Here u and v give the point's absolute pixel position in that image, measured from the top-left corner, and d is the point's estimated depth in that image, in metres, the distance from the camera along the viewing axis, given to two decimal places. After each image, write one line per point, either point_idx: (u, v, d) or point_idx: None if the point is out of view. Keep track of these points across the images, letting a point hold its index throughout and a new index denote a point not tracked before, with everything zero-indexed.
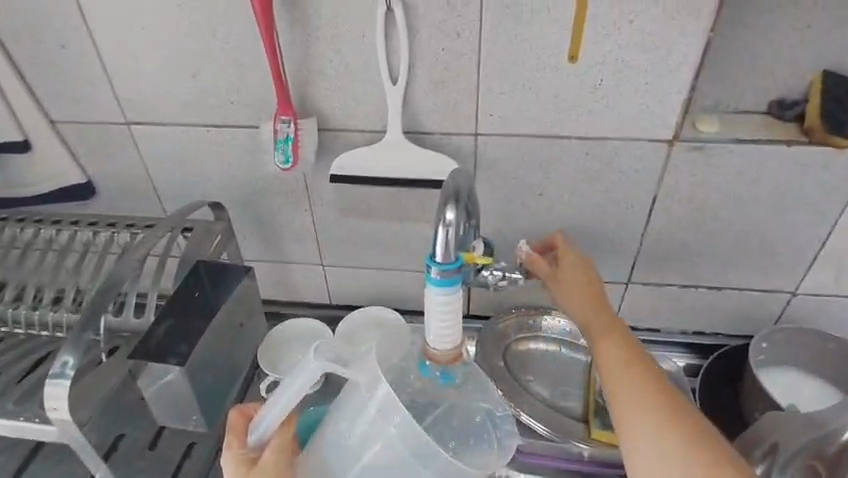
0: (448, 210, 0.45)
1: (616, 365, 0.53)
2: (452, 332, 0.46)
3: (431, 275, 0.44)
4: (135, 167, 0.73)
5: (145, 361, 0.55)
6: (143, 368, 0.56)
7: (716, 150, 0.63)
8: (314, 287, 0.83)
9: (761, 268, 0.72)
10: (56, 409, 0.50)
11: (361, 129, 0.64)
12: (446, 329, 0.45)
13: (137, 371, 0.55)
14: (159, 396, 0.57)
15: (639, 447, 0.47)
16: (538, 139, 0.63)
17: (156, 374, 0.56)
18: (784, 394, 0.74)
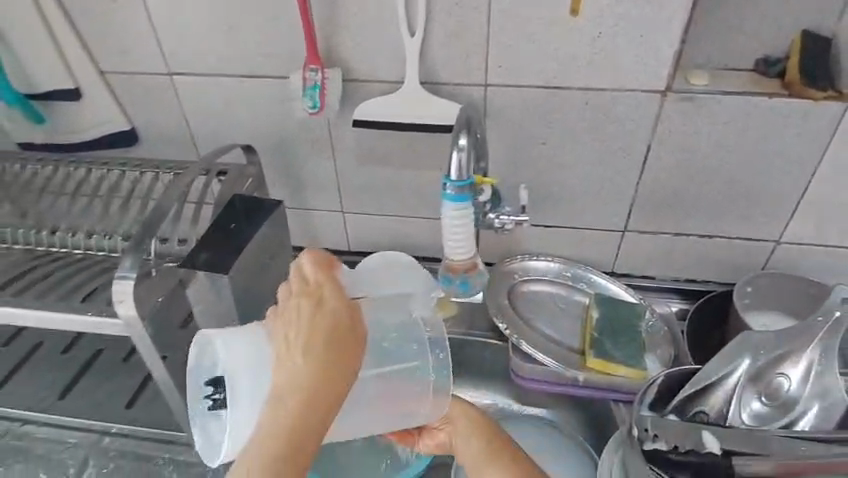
0: (461, 137, 0.54)
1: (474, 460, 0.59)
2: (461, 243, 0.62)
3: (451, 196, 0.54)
4: (175, 116, 0.80)
5: (195, 271, 0.63)
6: (192, 277, 0.63)
7: (705, 101, 0.68)
8: (334, 234, 0.89)
9: (747, 216, 0.78)
10: (123, 302, 0.58)
11: (381, 80, 0.71)
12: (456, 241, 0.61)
13: (187, 279, 0.63)
14: (203, 307, 0.65)
15: None
16: (542, 90, 0.70)
17: (202, 284, 0.63)
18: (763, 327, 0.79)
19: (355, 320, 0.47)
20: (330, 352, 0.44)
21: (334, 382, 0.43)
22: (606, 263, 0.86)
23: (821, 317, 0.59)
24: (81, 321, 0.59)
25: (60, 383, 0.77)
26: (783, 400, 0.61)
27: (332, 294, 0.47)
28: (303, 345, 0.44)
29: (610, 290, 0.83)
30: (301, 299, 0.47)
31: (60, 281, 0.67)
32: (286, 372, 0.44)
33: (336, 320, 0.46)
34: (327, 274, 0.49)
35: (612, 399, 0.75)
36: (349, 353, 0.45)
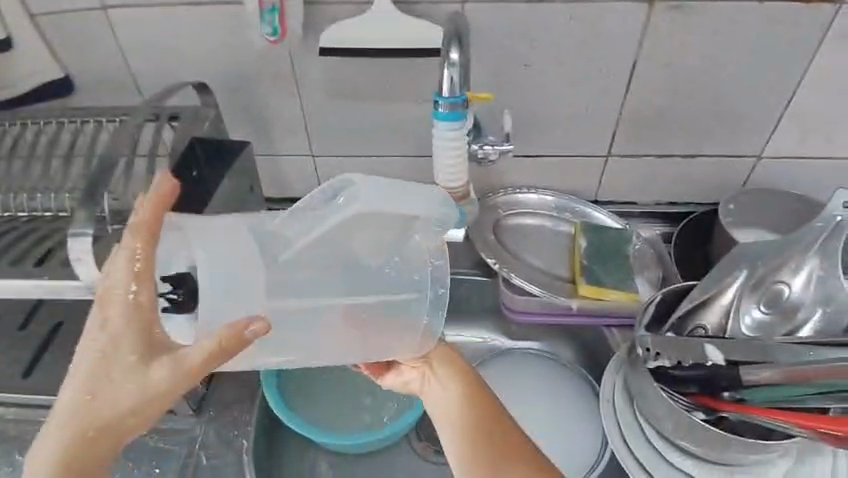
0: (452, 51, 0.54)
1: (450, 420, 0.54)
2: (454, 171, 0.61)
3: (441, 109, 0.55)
4: (113, 57, 0.71)
5: None
6: None
7: (693, 10, 0.65)
8: (305, 180, 0.83)
9: (731, 131, 0.77)
10: (80, 261, 0.53)
11: (348, 0, 0.64)
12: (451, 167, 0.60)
13: None
14: None
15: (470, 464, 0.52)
16: (524, 3, 0.64)
17: None
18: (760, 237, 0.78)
19: (180, 369, 0.40)
20: (90, 395, 0.40)
21: (118, 422, 0.41)
22: (590, 191, 0.84)
23: (820, 222, 0.59)
24: (41, 287, 0.54)
25: (27, 358, 0.72)
26: (786, 306, 0.61)
27: (133, 326, 0.40)
28: (81, 372, 0.41)
29: (595, 217, 0.82)
30: (99, 312, 0.41)
31: (8, 247, 0.60)
32: (75, 393, 0.41)
33: (117, 360, 0.40)
34: (141, 299, 0.41)
35: (604, 326, 0.75)
36: (144, 403, 0.41)
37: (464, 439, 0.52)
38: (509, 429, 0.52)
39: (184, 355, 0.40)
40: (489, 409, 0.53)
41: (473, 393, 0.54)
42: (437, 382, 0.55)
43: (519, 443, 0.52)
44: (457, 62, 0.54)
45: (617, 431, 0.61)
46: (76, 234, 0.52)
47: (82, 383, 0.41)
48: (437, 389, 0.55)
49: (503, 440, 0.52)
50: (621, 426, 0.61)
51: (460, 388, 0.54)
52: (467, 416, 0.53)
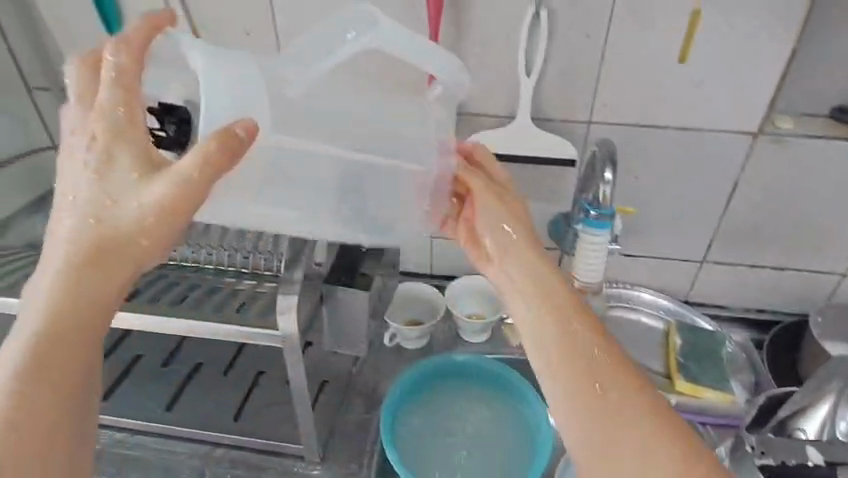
0: (606, 170, 0.66)
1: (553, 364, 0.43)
2: (592, 269, 0.71)
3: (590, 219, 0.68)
4: None
5: (336, 287, 0.66)
6: (332, 293, 0.66)
7: (791, 144, 0.74)
8: (419, 256, 0.93)
9: (821, 250, 0.83)
10: (285, 314, 0.58)
11: (492, 114, 0.76)
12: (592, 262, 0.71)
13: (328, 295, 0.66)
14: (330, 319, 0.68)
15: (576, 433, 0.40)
16: (642, 127, 0.75)
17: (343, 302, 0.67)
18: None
19: (171, 186, 0.38)
20: (87, 214, 0.39)
21: (123, 246, 0.39)
22: (681, 291, 0.91)
23: None
24: (228, 330, 0.60)
25: (167, 394, 0.79)
26: None
27: (125, 144, 0.40)
28: (74, 201, 0.39)
29: (688, 318, 0.88)
30: (79, 129, 0.41)
31: (205, 298, 0.66)
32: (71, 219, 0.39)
33: (116, 184, 0.39)
34: (119, 115, 0.40)
35: (700, 423, 0.77)
36: (142, 225, 0.39)
37: (547, 316, 0.44)
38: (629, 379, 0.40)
39: (170, 169, 0.39)
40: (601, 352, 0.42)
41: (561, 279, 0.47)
42: (523, 249, 0.50)
43: (614, 349, 0.42)
44: (611, 181, 0.66)
45: None
46: (285, 292, 0.58)
47: (80, 203, 0.39)
48: (525, 315, 0.45)
49: (597, 345, 0.42)
50: None
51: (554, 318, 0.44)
52: (554, 294, 0.45)
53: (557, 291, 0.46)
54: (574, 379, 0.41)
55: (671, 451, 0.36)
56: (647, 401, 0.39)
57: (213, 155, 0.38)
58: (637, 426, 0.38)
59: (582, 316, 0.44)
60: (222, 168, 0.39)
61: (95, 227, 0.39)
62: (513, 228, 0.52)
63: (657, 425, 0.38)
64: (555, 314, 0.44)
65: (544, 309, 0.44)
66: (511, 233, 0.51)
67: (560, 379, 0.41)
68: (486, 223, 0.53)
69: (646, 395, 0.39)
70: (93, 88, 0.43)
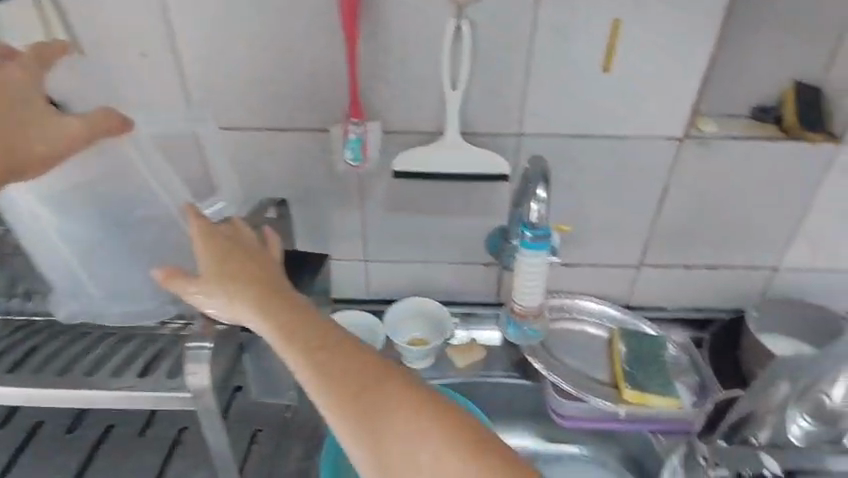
0: (540, 190, 0.64)
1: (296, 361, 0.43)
2: (531, 295, 0.71)
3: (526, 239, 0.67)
4: (199, 169, 0.76)
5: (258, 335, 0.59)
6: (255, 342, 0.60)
7: (716, 147, 0.75)
8: (356, 281, 0.88)
9: (751, 246, 0.84)
10: (195, 374, 0.51)
11: (419, 130, 0.72)
12: (530, 287, 0.70)
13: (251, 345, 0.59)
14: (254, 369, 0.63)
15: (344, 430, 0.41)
16: (572, 136, 0.74)
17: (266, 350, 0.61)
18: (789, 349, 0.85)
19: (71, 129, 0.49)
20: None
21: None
22: (623, 296, 0.90)
23: None
24: (144, 397, 0.53)
25: (75, 462, 0.69)
26: (829, 416, 0.64)
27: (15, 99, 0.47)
28: None
29: (631, 324, 0.87)
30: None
31: (101, 364, 0.60)
32: None
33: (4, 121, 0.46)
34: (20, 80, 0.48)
35: (649, 430, 0.78)
36: (39, 149, 0.48)
37: (302, 359, 0.43)
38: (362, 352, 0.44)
39: (65, 123, 0.49)
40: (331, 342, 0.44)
41: (300, 312, 0.46)
42: (255, 298, 0.47)
43: (375, 358, 0.44)
44: (545, 200, 0.64)
45: None
46: (195, 346, 0.51)
47: None
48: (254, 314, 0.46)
49: (357, 368, 0.42)
50: None
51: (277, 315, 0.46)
52: (296, 333, 0.44)
53: (302, 327, 0.45)
54: (349, 410, 0.41)
55: (452, 445, 0.40)
56: (422, 401, 0.42)
57: (105, 129, 0.52)
58: (415, 431, 0.40)
59: (338, 341, 0.44)
60: (95, 134, 0.51)
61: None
62: (246, 275, 0.49)
63: (434, 425, 0.41)
64: (308, 350, 0.43)
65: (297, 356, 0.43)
66: (230, 291, 0.48)
67: (334, 418, 0.41)
68: (218, 280, 0.49)
69: (418, 395, 0.42)
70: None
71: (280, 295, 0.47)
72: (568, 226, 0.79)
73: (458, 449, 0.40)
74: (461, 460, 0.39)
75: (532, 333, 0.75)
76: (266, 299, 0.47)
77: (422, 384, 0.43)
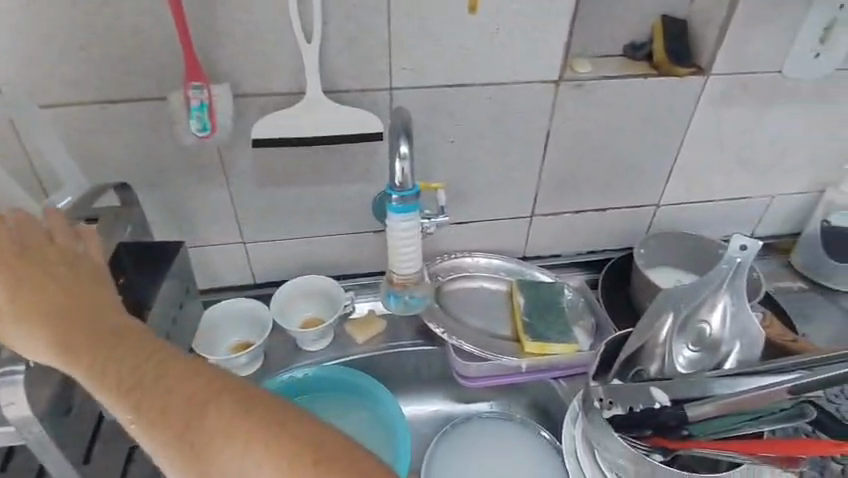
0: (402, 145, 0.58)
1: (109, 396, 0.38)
2: (409, 261, 0.68)
3: (393, 201, 0.61)
4: (15, 158, 0.63)
5: None
6: None
7: (593, 88, 0.73)
8: (237, 267, 0.80)
9: (635, 186, 0.86)
10: (11, 405, 0.44)
11: (277, 92, 0.64)
12: (406, 254, 0.67)
13: None
14: None
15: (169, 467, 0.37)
16: (446, 88, 0.69)
17: None
18: (673, 281, 0.88)
19: None
20: None
21: None
22: (519, 249, 0.90)
23: (738, 256, 0.63)
24: None
25: None
26: (711, 342, 0.65)
27: None
28: None
29: (527, 274, 0.87)
30: None
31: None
32: None
33: None
34: None
35: (552, 378, 0.78)
36: None
37: (117, 400, 0.38)
38: (194, 377, 0.39)
39: None
40: (156, 369, 0.39)
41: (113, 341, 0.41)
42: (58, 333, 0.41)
43: (207, 380, 0.39)
44: (408, 155, 0.58)
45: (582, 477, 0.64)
46: (6, 372, 0.44)
47: None
48: (61, 348, 0.41)
49: (181, 399, 0.38)
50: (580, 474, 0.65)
51: (88, 347, 0.41)
52: (107, 368, 0.39)
53: (114, 361, 0.39)
54: (175, 448, 0.37)
55: (293, 472, 0.35)
56: (257, 426, 0.37)
57: None
58: (251, 460, 0.36)
59: (158, 371, 0.39)
60: None
61: None
62: (48, 304, 0.43)
63: (273, 452, 0.36)
64: (125, 386, 0.38)
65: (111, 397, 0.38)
66: (33, 326, 0.42)
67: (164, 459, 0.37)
68: (13, 316, 0.42)
69: (254, 420, 0.37)
70: None
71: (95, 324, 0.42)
72: (441, 184, 0.76)
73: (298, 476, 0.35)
74: None
75: (414, 301, 0.73)
76: (75, 329, 0.41)
77: (264, 402, 0.39)
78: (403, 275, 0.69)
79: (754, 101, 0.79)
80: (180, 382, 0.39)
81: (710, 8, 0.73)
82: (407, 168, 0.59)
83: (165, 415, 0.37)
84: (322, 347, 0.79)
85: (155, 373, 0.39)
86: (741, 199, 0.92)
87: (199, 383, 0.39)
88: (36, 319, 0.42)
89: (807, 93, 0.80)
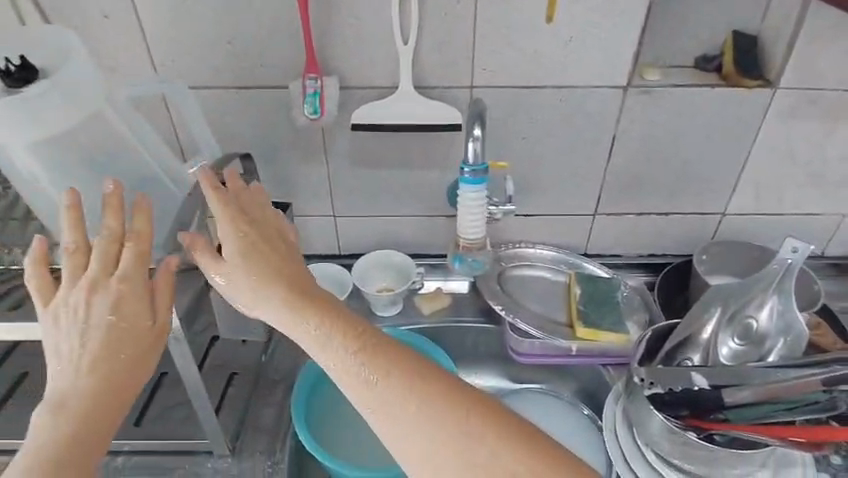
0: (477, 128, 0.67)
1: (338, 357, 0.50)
2: (478, 228, 0.77)
3: (466, 176, 0.70)
4: (165, 127, 0.79)
5: None
6: None
7: (660, 94, 0.78)
8: (325, 236, 0.92)
9: (700, 193, 0.89)
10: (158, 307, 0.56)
11: (375, 86, 0.76)
12: (476, 223, 0.76)
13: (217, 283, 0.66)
14: None
15: (384, 418, 0.48)
16: (522, 89, 0.78)
17: None
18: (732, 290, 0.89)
19: (115, 296, 0.52)
20: (113, 356, 0.51)
21: (113, 376, 0.51)
22: (580, 245, 0.95)
23: (790, 257, 0.65)
24: None
25: None
26: (756, 337, 0.69)
27: (131, 304, 0.52)
28: (81, 309, 0.51)
29: (586, 268, 0.92)
30: (108, 302, 0.51)
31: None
32: (89, 371, 0.50)
33: (116, 326, 0.51)
34: (113, 255, 0.53)
35: (601, 364, 0.83)
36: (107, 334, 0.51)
37: (346, 358, 0.50)
38: (401, 354, 0.51)
39: (115, 282, 0.52)
40: (372, 343, 0.51)
41: (332, 309, 0.53)
42: (285, 294, 0.53)
43: (411, 358, 0.51)
44: (480, 137, 0.68)
45: (622, 457, 0.68)
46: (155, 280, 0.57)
47: (96, 327, 0.51)
48: (293, 312, 0.53)
49: (396, 369, 0.49)
50: (625, 453, 0.69)
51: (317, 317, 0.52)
52: (333, 329, 0.52)
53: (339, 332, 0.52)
54: (391, 403, 0.48)
55: (492, 438, 0.46)
56: (460, 399, 0.48)
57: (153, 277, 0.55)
58: (455, 423, 0.46)
59: (373, 345, 0.51)
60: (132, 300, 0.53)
61: (98, 378, 0.50)
62: (270, 263, 0.55)
63: (472, 420, 0.47)
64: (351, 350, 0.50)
65: (338, 351, 0.50)
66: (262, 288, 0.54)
67: (379, 410, 0.48)
68: (242, 267, 0.54)
69: (459, 395, 0.48)
70: (113, 264, 0.53)
71: (315, 298, 0.54)
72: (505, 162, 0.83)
73: (487, 434, 0.46)
74: (495, 447, 0.45)
75: (476, 264, 0.82)
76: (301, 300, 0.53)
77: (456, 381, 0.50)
78: (472, 242, 0.78)
79: (829, 115, 0.81)
80: (391, 355, 0.50)
81: (782, 24, 0.76)
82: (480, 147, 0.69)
83: (384, 377, 0.49)
84: (393, 314, 0.89)
85: (371, 346, 0.51)
86: (813, 214, 0.92)
87: (406, 359, 0.50)
88: (266, 289, 0.54)
89: None
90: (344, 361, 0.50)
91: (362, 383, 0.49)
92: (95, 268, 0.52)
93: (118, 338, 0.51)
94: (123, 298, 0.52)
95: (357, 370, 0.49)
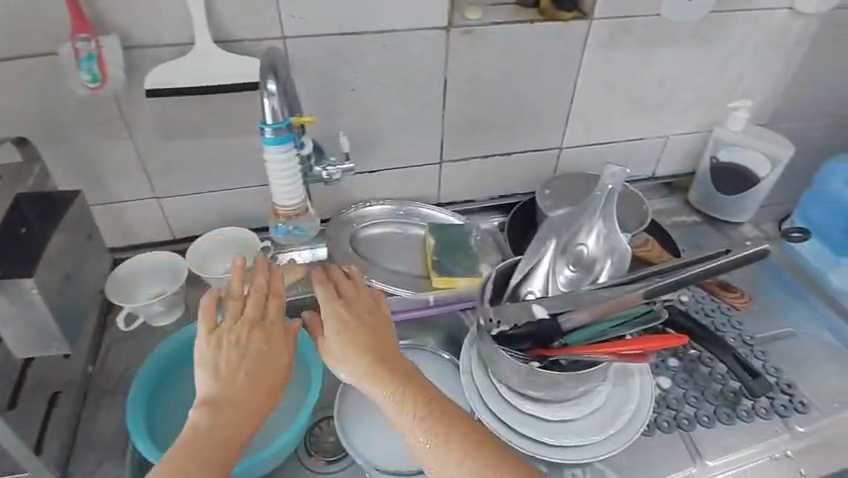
0: (270, 82, 0.64)
1: (412, 428, 0.53)
2: (294, 195, 0.74)
3: (267, 136, 0.67)
4: None
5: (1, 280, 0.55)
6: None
7: (483, 33, 0.77)
8: (154, 222, 0.82)
9: (535, 131, 0.91)
10: None
11: (169, 43, 0.66)
12: (289, 190, 0.73)
13: None
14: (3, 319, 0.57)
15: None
16: (340, 36, 0.72)
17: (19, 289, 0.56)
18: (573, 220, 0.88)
19: (266, 337, 0.57)
20: (257, 384, 0.54)
21: (250, 402, 0.53)
22: (432, 194, 0.94)
23: (610, 183, 0.70)
24: None
25: None
26: (588, 261, 0.72)
27: (275, 344, 0.57)
28: (235, 337, 0.56)
29: (440, 218, 0.92)
30: (261, 337, 0.57)
31: None
32: (237, 386, 0.53)
33: (261, 362, 0.56)
34: (261, 303, 0.60)
35: (460, 310, 0.84)
36: (255, 364, 0.55)
37: (421, 427, 0.53)
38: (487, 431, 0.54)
39: (269, 321, 0.59)
40: (454, 415, 0.54)
41: (416, 384, 0.56)
42: (376, 367, 0.56)
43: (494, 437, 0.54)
44: (276, 92, 0.64)
45: (480, 400, 0.69)
46: None
47: (245, 356, 0.55)
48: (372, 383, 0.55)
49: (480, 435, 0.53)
50: (483, 395, 0.70)
51: (398, 388, 0.55)
52: (409, 397, 0.54)
53: (419, 404, 0.54)
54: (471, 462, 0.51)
55: None
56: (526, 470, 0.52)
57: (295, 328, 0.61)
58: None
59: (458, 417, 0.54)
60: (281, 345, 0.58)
61: (242, 402, 0.53)
62: (365, 339, 0.58)
63: None
64: (430, 420, 0.53)
65: (416, 423, 0.53)
66: (353, 360, 0.57)
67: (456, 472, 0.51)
68: (341, 339, 0.58)
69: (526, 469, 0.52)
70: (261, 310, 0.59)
71: (403, 375, 0.56)
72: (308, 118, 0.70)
73: None
74: None
75: (299, 232, 0.79)
76: (392, 370, 0.56)
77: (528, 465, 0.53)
78: (291, 208, 0.75)
79: (639, 42, 0.85)
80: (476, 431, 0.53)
81: None
82: (278, 103, 0.65)
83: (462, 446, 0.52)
84: None
85: (454, 418, 0.54)
86: (638, 139, 0.98)
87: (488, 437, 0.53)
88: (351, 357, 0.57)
89: (688, 34, 0.86)
90: (418, 434, 0.53)
91: (439, 453, 0.52)
92: (250, 310, 0.59)
93: (265, 369, 0.55)
94: (274, 333, 0.58)
95: (436, 439, 0.52)
